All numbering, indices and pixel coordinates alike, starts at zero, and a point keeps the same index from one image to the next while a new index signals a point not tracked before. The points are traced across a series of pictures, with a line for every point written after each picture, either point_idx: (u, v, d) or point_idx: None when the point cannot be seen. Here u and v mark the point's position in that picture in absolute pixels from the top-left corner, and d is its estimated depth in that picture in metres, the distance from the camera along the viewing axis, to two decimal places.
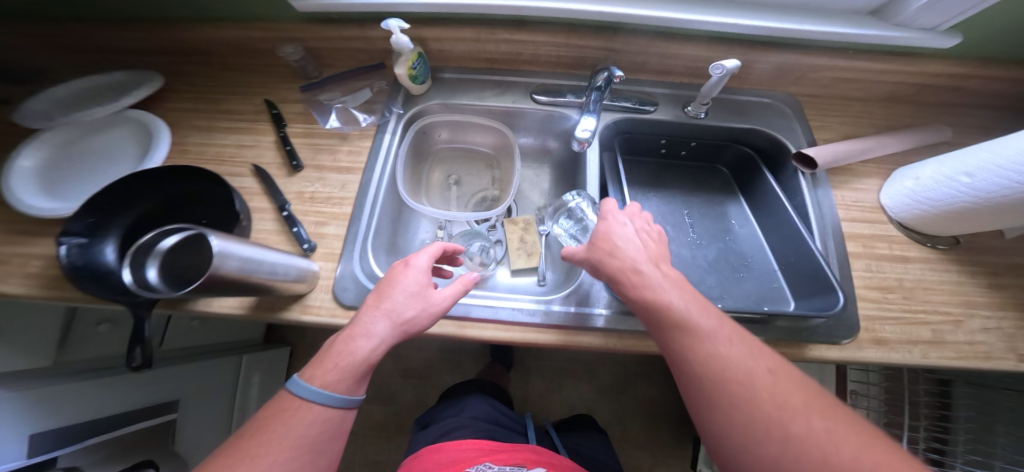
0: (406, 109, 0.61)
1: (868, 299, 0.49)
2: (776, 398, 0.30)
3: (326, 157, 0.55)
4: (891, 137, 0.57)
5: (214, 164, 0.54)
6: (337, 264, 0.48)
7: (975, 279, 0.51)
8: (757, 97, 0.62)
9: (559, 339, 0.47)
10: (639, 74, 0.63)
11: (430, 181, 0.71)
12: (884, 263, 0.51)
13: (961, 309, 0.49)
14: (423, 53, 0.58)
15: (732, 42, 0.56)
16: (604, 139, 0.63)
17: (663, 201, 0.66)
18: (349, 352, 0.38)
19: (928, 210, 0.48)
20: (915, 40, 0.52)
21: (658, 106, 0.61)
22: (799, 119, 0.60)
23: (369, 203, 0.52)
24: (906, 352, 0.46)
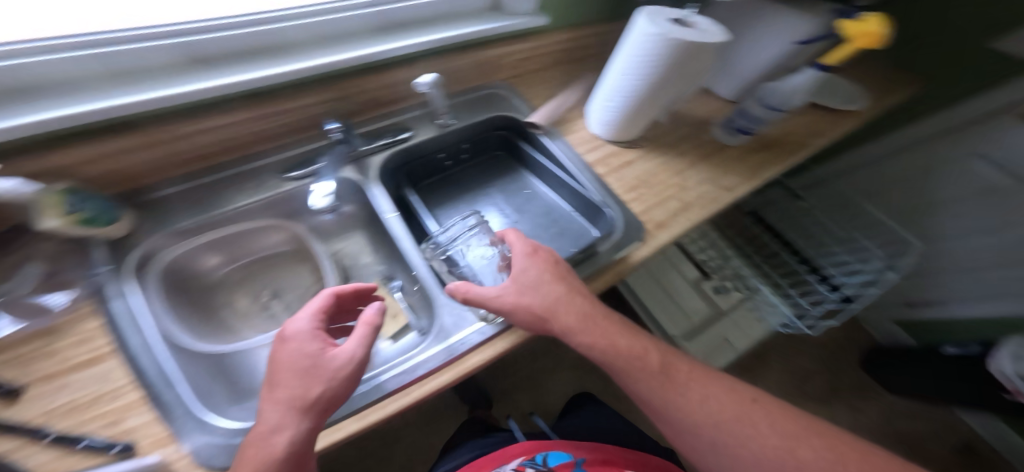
0: (117, 261, 0.48)
1: (635, 202, 0.66)
2: (738, 424, 0.47)
3: (26, 373, 0.39)
4: (576, 88, 0.77)
5: None
6: (181, 444, 0.37)
7: (671, 154, 0.74)
8: (494, 90, 0.74)
9: (455, 372, 0.46)
10: (373, 109, 0.66)
11: (237, 312, 0.62)
12: (625, 172, 0.69)
13: (678, 178, 0.71)
14: (79, 190, 0.44)
15: (425, 57, 0.64)
16: (385, 178, 0.63)
17: (469, 202, 0.71)
18: (268, 449, 0.34)
19: (610, 128, 0.68)
20: (525, 23, 0.70)
21: (414, 130, 0.66)
22: (515, 97, 0.74)
23: (165, 374, 0.41)
24: (679, 224, 0.64)
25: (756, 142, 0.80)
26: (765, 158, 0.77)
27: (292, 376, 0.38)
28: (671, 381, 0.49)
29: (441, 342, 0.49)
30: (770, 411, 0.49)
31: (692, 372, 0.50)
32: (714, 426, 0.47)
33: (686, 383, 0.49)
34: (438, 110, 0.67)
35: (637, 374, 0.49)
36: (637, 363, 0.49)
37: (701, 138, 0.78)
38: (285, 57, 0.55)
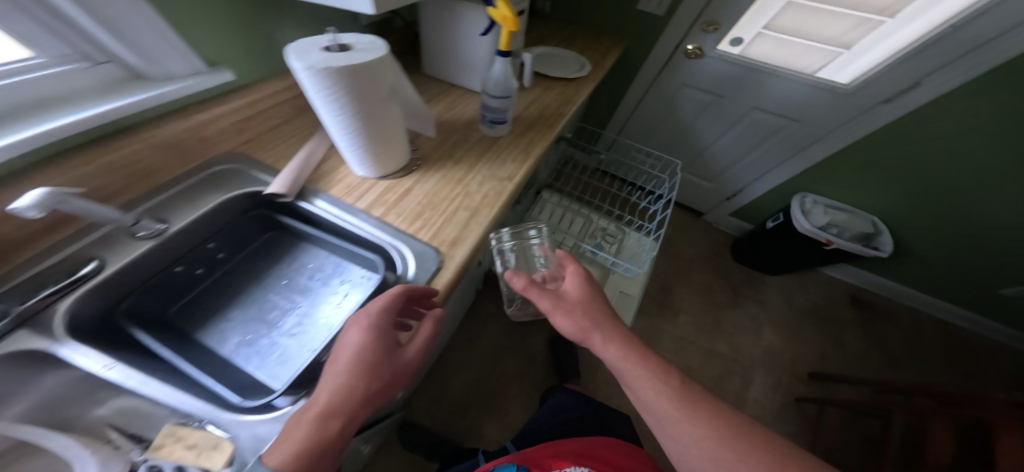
0: None
1: (421, 230, 0.67)
2: (704, 428, 0.57)
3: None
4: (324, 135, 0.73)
5: None
6: None
7: (443, 165, 0.78)
8: (223, 165, 0.65)
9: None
10: (27, 245, 0.50)
11: None
12: (404, 202, 0.70)
13: (457, 186, 0.75)
14: None
15: (73, 151, 0.51)
16: (80, 331, 0.51)
17: (241, 308, 0.64)
18: (325, 428, 0.45)
19: (367, 163, 0.66)
20: (194, 83, 0.61)
21: (105, 257, 0.54)
22: (249, 168, 0.66)
23: None
24: (472, 232, 0.69)
25: (519, 128, 0.92)
26: (529, 139, 0.89)
27: (364, 365, 0.49)
28: (649, 381, 0.62)
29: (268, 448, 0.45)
30: (750, 439, 0.55)
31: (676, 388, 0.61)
32: (680, 421, 0.58)
33: (658, 394, 0.61)
34: (138, 221, 0.56)
35: (625, 363, 0.64)
36: (624, 355, 0.64)
37: (470, 140, 0.84)
38: None
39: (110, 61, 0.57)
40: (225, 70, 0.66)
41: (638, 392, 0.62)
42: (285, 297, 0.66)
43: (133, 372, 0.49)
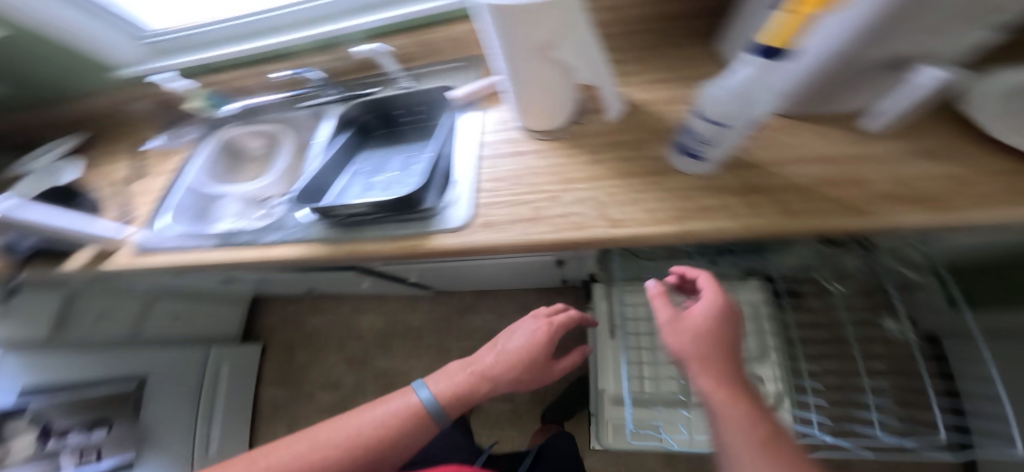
0: (214, 128, 0.92)
1: (486, 191, 0.63)
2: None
3: (164, 162, 0.86)
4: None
5: (106, 182, 0.86)
6: (143, 228, 0.75)
7: (573, 159, 0.62)
8: (460, 61, 0.80)
9: (261, 251, 0.66)
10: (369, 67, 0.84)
11: (246, 169, 0.93)
12: (501, 159, 0.65)
13: (560, 185, 0.61)
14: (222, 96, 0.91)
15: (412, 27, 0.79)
16: (343, 120, 0.81)
17: (382, 156, 0.80)
18: (455, 390, 0.74)
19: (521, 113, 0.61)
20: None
21: (383, 88, 0.83)
22: (472, 73, 0.78)
23: (170, 188, 0.80)
24: (508, 229, 0.60)
25: (738, 182, 0.55)
26: (721, 204, 0.53)
27: (506, 374, 0.73)
28: (730, 424, 0.46)
29: (284, 228, 0.68)
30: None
31: (762, 434, 0.44)
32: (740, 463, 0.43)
33: (738, 434, 0.45)
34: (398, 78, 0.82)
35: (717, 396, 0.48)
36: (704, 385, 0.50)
37: (640, 155, 0.60)
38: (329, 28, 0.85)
39: None
40: None
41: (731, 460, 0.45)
42: (358, 164, 0.78)
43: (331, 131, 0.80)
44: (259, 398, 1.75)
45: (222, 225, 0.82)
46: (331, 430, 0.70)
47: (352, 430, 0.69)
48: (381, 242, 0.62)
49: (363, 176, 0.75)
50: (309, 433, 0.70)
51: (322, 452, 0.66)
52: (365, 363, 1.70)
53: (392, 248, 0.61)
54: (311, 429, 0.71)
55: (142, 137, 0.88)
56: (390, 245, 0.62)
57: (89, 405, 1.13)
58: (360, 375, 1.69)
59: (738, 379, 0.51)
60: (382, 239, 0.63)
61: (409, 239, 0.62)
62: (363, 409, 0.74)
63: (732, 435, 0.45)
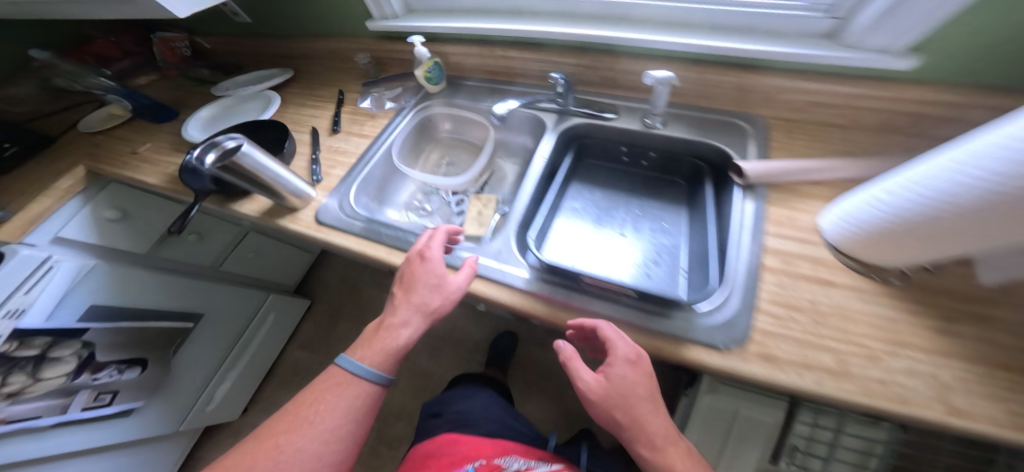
0: (419, 102, 0.79)
1: (771, 315, 0.48)
2: None
3: (355, 126, 0.78)
4: (843, 157, 0.54)
5: (293, 125, 0.81)
6: (330, 195, 0.69)
7: (913, 318, 0.46)
8: (747, 123, 0.60)
9: (461, 281, 0.56)
10: (610, 89, 0.70)
11: (428, 159, 0.83)
12: (801, 283, 0.49)
13: (883, 346, 0.44)
14: (440, 62, 0.77)
15: (706, 62, 0.60)
16: (562, 139, 0.68)
17: (607, 199, 0.67)
18: (393, 341, 0.54)
19: (855, 231, 0.45)
20: (868, 61, 0.50)
21: (618, 115, 0.66)
22: (755, 138, 0.58)
23: (367, 158, 0.72)
24: (796, 375, 0.43)
25: None
26: None
27: (411, 307, 0.54)
28: None
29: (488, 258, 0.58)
30: None
31: None
32: None
33: None
34: (652, 110, 0.63)
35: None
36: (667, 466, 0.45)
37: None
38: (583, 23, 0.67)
39: (833, 14, 0.53)
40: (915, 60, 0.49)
41: None
42: (570, 202, 0.66)
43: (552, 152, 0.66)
44: (280, 358, 1.51)
45: (393, 212, 0.76)
46: (270, 448, 0.50)
47: (319, 436, 0.51)
48: (614, 324, 0.51)
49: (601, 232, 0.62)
50: (248, 446, 0.51)
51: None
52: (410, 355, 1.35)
53: (631, 338, 0.50)
54: (243, 446, 0.51)
55: (347, 91, 0.84)
56: (629, 333, 0.50)
57: (140, 342, 0.95)
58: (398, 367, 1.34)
59: (666, 438, 0.46)
60: (614, 320, 0.51)
61: (651, 335, 0.49)
62: (295, 406, 0.53)
63: None
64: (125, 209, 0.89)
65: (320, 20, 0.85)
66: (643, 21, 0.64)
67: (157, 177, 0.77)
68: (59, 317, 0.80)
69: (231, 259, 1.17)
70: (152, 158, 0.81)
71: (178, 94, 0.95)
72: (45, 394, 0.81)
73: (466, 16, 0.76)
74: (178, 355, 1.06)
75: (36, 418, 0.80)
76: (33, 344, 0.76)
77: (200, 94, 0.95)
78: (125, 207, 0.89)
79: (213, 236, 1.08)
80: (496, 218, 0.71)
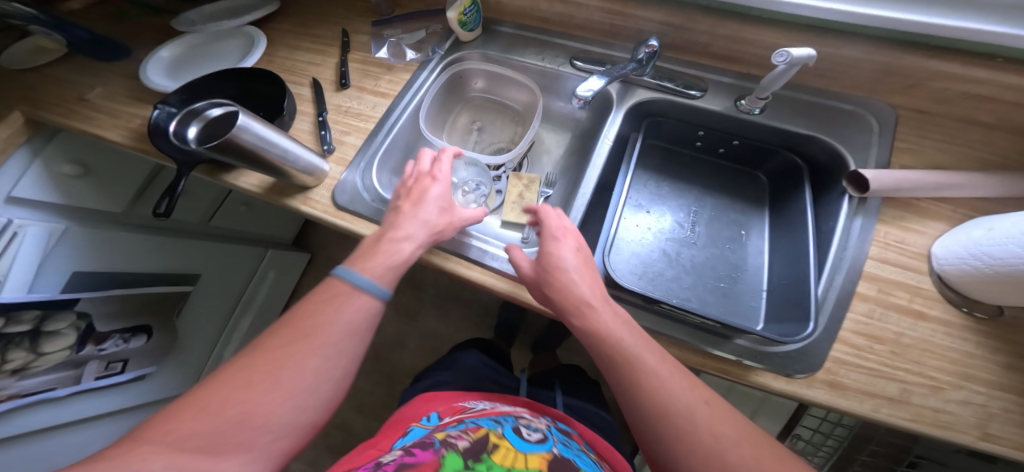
0: (449, 53, 0.64)
1: (849, 346, 0.42)
2: (707, 433, 0.32)
3: (369, 81, 0.62)
4: (968, 175, 0.46)
5: (287, 73, 0.65)
6: (345, 170, 0.57)
7: (990, 356, 0.41)
8: (873, 116, 0.53)
9: (512, 290, 0.49)
10: (700, 57, 0.59)
11: (456, 124, 0.70)
12: (892, 314, 0.43)
13: (950, 378, 0.40)
14: (478, 2, 0.61)
15: (837, 34, 0.50)
16: (629, 117, 0.60)
17: (674, 194, 0.60)
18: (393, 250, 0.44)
19: (982, 268, 0.39)
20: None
21: (706, 93, 0.57)
22: (882, 134, 0.52)
23: (390, 124, 0.59)
24: (856, 400, 0.39)
25: None
26: None
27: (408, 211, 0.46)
28: (642, 371, 0.35)
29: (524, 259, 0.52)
30: (725, 412, 0.34)
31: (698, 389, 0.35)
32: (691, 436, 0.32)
33: (665, 388, 0.34)
34: (752, 92, 0.54)
35: (608, 349, 0.37)
36: (615, 341, 0.37)
37: None
38: None
39: None
40: None
41: (663, 435, 0.33)
42: (633, 194, 0.59)
43: (613, 138, 0.57)
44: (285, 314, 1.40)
45: None
46: (232, 397, 0.34)
47: (314, 372, 0.37)
48: (675, 341, 0.45)
49: (670, 237, 0.55)
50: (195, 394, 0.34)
51: (234, 428, 0.32)
52: (425, 322, 1.24)
53: (697, 360, 0.44)
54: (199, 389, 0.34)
55: (351, 32, 0.68)
56: (694, 355, 0.44)
57: (136, 311, 0.79)
58: (415, 333, 1.23)
59: (596, 303, 0.40)
60: (673, 341, 0.45)
61: (715, 356, 0.44)
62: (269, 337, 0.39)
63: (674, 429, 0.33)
64: (85, 164, 0.69)
65: None
66: None
67: (118, 132, 0.60)
68: (38, 290, 0.64)
69: (222, 213, 0.97)
70: (100, 102, 0.64)
71: (132, 22, 0.76)
72: (55, 366, 0.67)
73: None
74: (181, 319, 0.93)
75: (52, 390, 0.68)
76: (22, 319, 0.60)
77: (160, 24, 0.76)
78: (85, 160, 0.69)
79: (195, 193, 0.86)
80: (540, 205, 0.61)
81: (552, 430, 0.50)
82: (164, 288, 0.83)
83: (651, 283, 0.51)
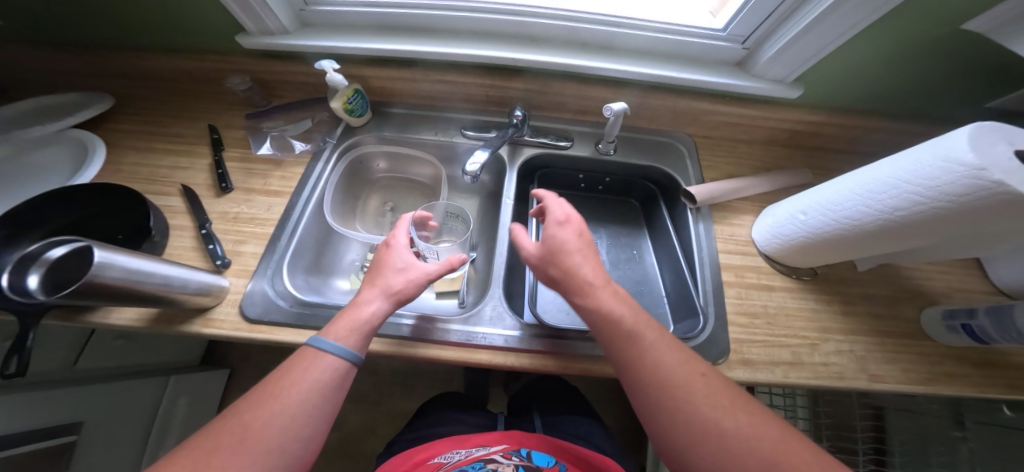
0: (341, 140, 0.65)
1: (738, 325, 0.54)
2: (697, 394, 0.37)
3: (257, 181, 0.58)
4: (758, 178, 0.66)
5: (143, 183, 0.56)
6: (249, 280, 0.52)
7: (828, 307, 0.58)
8: (680, 143, 0.71)
9: (461, 355, 0.53)
10: (564, 114, 0.71)
11: (367, 208, 0.71)
12: (752, 292, 0.57)
13: (816, 333, 0.55)
14: (361, 90, 0.63)
15: (656, 90, 0.66)
16: (523, 172, 0.69)
17: None
18: (357, 314, 0.46)
19: (783, 243, 0.56)
20: (763, 89, 0.62)
21: (573, 142, 0.69)
22: (691, 157, 0.69)
23: (292, 225, 0.56)
24: (768, 371, 0.50)
25: (973, 353, 0.54)
26: (975, 375, 0.52)
27: (376, 274, 0.50)
28: (643, 343, 0.41)
29: (466, 324, 0.55)
30: (714, 379, 0.39)
31: (692, 362, 0.40)
32: (685, 396, 0.38)
33: (660, 353, 0.41)
34: (604, 137, 0.68)
35: (610, 327, 0.43)
36: (620, 321, 0.43)
37: (886, 311, 0.58)
38: (527, 46, 0.64)
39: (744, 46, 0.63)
40: (800, 89, 0.62)
41: (654, 393, 0.39)
42: (544, 239, 0.67)
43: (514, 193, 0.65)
44: None
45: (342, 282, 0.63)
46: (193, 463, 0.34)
47: (275, 446, 0.37)
48: None
49: None
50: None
51: None
52: (366, 402, 1.14)
53: None
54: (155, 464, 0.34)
55: (221, 126, 0.63)
56: None
57: None
58: (357, 418, 1.12)
59: (597, 285, 0.45)
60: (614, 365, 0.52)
61: None
62: (242, 402, 0.40)
63: (672, 392, 0.38)
64: None
65: (156, 32, 0.61)
66: (584, 45, 0.65)
67: None
68: None
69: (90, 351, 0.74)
70: None
71: None
72: None
73: (388, 34, 0.63)
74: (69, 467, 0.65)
75: None
76: None
77: None
78: None
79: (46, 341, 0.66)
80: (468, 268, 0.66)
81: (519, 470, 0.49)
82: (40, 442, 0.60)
83: None
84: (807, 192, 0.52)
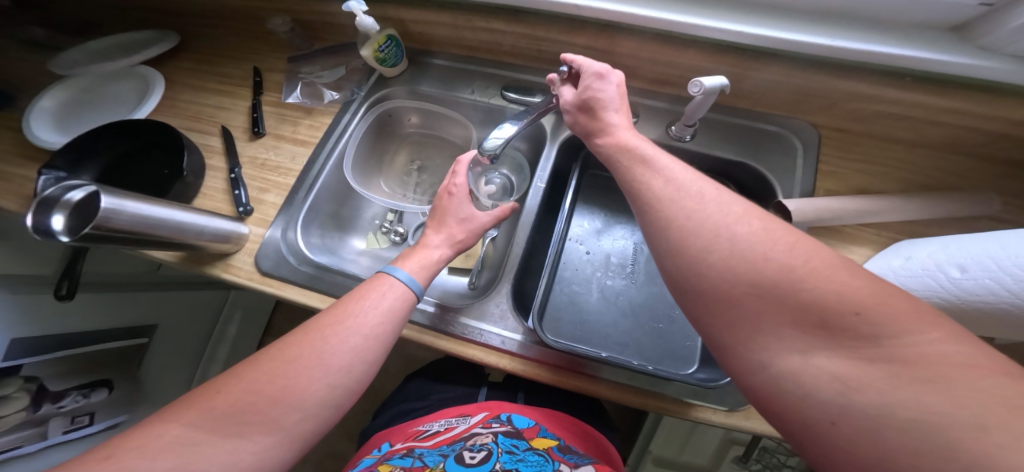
0: (371, 92, 0.61)
1: None
2: (712, 213, 0.28)
3: (287, 127, 0.59)
4: (892, 197, 0.46)
5: (192, 120, 0.61)
6: (267, 229, 0.53)
7: None
8: (796, 137, 0.52)
9: (455, 348, 0.48)
10: (632, 81, 0.57)
11: (394, 165, 0.68)
12: None
13: None
14: (397, 37, 0.57)
15: (764, 55, 0.48)
16: (565, 148, 0.57)
17: (619, 224, 0.59)
18: (427, 255, 0.46)
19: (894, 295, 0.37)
20: (990, 70, 0.40)
21: (637, 120, 0.56)
22: (808, 158, 0.51)
23: (311, 179, 0.56)
24: None
25: None
26: None
27: (440, 220, 0.49)
28: (654, 167, 0.34)
29: (464, 316, 0.50)
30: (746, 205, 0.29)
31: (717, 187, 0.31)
32: (702, 223, 0.28)
33: (671, 174, 0.33)
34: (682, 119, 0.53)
35: (620, 159, 0.37)
36: (635, 149, 0.36)
37: None
38: None
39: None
40: None
41: (661, 215, 0.30)
42: (575, 229, 0.58)
43: (547, 172, 0.55)
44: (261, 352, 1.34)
45: (363, 241, 0.64)
46: (263, 375, 0.34)
47: (336, 372, 0.35)
48: (615, 385, 0.43)
49: (615, 275, 0.54)
50: (230, 376, 0.35)
51: (261, 406, 0.33)
52: None
53: (641, 402, 0.43)
54: (231, 372, 0.36)
55: (265, 69, 0.64)
56: (637, 398, 0.43)
57: (93, 367, 0.71)
58: None
59: (622, 123, 0.40)
60: (615, 393, 0.43)
61: (662, 400, 0.42)
62: (310, 320, 0.39)
63: (686, 222, 0.29)
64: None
65: None
66: None
67: (7, 199, 0.53)
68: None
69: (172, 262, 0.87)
70: None
71: (21, 68, 0.69)
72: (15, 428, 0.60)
73: None
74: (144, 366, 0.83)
75: (18, 449, 0.61)
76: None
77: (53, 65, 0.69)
78: None
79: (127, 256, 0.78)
80: (484, 247, 0.60)
81: (499, 440, 0.47)
82: (122, 341, 0.76)
83: (590, 331, 0.50)
84: (990, 235, 0.32)
